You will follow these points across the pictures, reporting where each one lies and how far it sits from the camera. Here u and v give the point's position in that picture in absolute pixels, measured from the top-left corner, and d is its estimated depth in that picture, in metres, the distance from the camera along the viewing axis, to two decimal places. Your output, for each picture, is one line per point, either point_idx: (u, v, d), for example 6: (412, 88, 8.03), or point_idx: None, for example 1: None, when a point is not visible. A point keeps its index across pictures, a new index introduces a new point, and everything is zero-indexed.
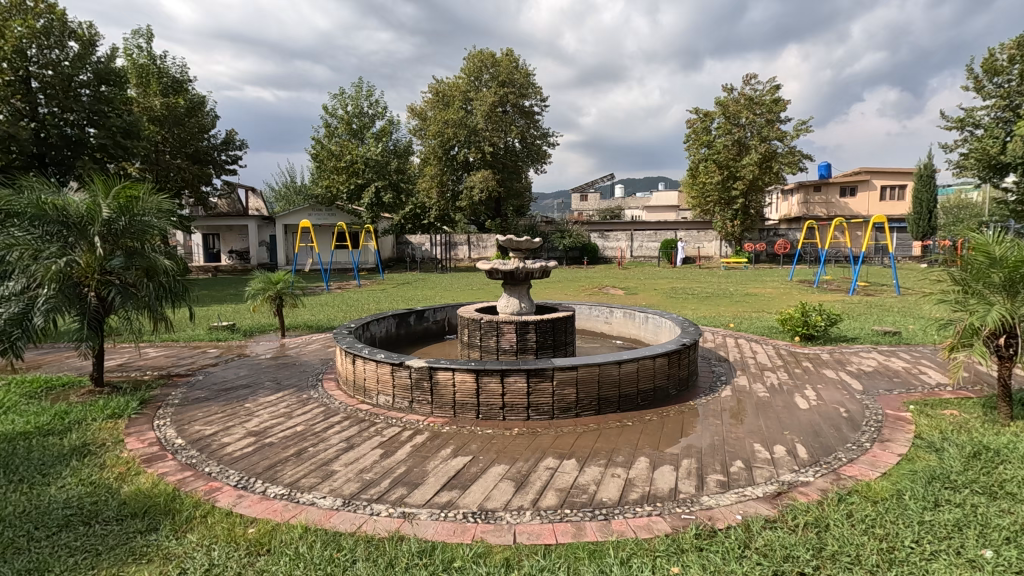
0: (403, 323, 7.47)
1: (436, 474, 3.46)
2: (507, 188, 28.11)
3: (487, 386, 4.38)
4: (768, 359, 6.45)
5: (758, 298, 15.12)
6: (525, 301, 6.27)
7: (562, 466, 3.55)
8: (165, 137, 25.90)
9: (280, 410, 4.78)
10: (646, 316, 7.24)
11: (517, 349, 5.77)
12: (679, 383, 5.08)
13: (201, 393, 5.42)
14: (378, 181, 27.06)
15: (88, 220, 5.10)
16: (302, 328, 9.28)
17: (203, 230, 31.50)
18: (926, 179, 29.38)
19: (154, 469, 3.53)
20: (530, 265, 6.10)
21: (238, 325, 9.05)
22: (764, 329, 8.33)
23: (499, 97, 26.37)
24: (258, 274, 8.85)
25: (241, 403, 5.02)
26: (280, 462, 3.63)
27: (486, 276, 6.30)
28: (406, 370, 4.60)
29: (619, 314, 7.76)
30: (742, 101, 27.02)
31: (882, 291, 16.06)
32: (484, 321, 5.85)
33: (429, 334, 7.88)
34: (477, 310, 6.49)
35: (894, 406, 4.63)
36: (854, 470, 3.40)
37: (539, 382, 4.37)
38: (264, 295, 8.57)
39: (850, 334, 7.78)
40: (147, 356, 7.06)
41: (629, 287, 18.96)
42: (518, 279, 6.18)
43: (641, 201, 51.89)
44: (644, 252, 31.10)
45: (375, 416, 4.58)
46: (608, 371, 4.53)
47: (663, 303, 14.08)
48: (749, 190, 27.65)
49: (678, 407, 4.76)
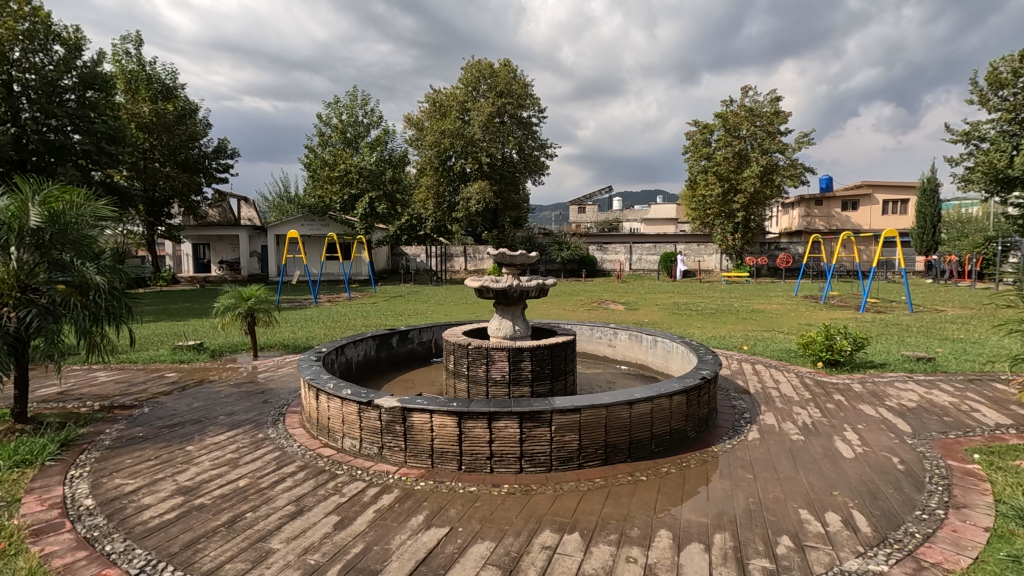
0: (383, 345, 6.73)
1: (400, 556, 2.69)
2: (505, 199, 27.49)
3: (472, 432, 3.65)
4: (794, 390, 5.72)
5: (767, 316, 14.36)
6: (519, 322, 5.55)
7: (563, 544, 2.80)
8: (153, 144, 25.29)
9: (226, 456, 4.01)
10: (654, 339, 6.51)
11: (510, 380, 5.01)
12: (698, 424, 4.34)
13: (140, 431, 4.63)
14: (372, 191, 26.51)
15: (8, 227, 4.37)
16: (278, 347, 8.52)
17: (193, 239, 30.82)
18: (930, 193, 28.88)
19: (39, 547, 2.76)
20: (525, 283, 5.36)
21: (206, 344, 8.30)
22: (782, 353, 7.65)
23: (497, 107, 25.78)
24: (228, 289, 8.10)
25: (181, 446, 4.24)
26: (202, 538, 2.85)
27: (476, 294, 5.56)
28: (374, 410, 3.86)
29: (623, 336, 7.02)
30: (742, 113, 26.60)
31: (893, 309, 15.42)
32: (472, 346, 5.09)
33: (413, 357, 7.09)
34: (464, 332, 5.74)
35: (957, 456, 3.90)
36: (937, 555, 2.66)
37: (534, 428, 3.64)
38: (233, 313, 7.80)
39: (878, 360, 7.08)
40: (94, 383, 6.27)
41: (629, 301, 18.25)
42: (512, 299, 5.44)
43: (640, 214, 51.30)
44: (644, 265, 30.50)
45: (338, 466, 3.82)
46: (617, 415, 3.80)
47: (666, 319, 13.31)
48: (750, 203, 27.04)
49: (699, 454, 4.01)
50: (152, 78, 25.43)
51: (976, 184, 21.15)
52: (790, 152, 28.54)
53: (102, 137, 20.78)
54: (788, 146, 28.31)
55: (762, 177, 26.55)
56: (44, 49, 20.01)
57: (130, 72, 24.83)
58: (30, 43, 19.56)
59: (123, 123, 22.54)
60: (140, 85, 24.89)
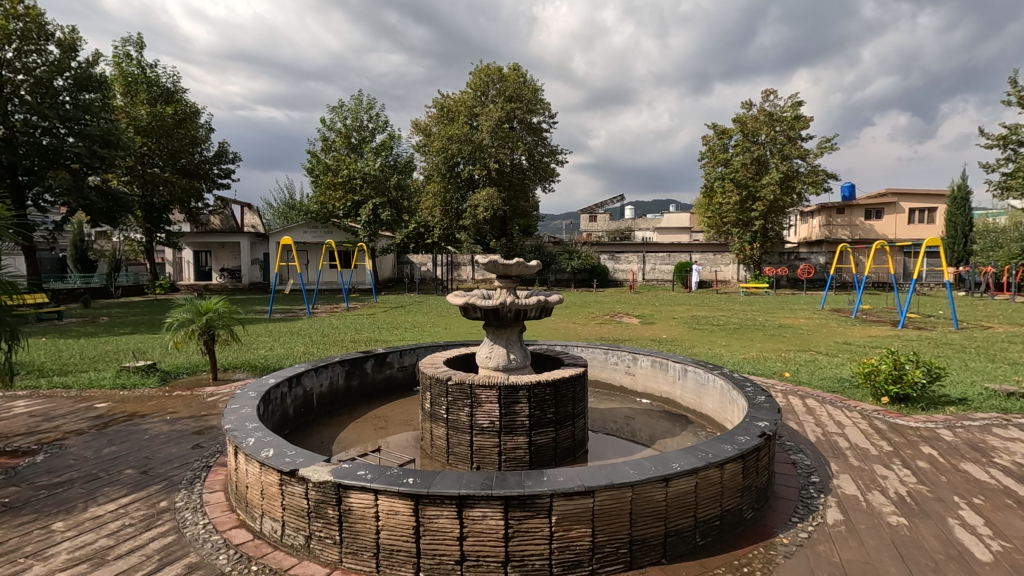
0: (355, 372, 5.60)
1: None
2: (513, 207, 26.42)
3: (436, 523, 2.49)
4: (867, 438, 4.48)
5: (797, 332, 13.08)
6: (515, 350, 4.42)
7: None
8: (152, 148, 24.37)
9: (99, 544, 2.87)
10: (683, 369, 5.30)
11: (501, 429, 3.84)
12: (756, 498, 3.13)
13: (10, 494, 3.50)
14: (376, 198, 25.27)
15: None
16: (243, 369, 7.41)
17: (194, 246, 30.04)
18: (960, 201, 27.67)
19: None
20: (521, 300, 4.20)
21: (160, 365, 7.23)
22: (833, 382, 6.43)
23: (506, 112, 24.79)
24: (183, 302, 7.00)
25: (51, 523, 3.12)
26: None
27: (462, 313, 4.40)
28: (300, 485, 2.72)
29: (644, 363, 5.78)
30: (761, 118, 25.42)
31: (937, 325, 14.10)
32: (452, 383, 3.93)
33: (393, 384, 5.95)
34: (447, 360, 4.60)
35: None
36: None
37: (525, 520, 2.47)
38: (187, 330, 6.70)
39: (956, 394, 5.84)
40: (3, 417, 5.20)
41: (644, 314, 16.98)
42: (505, 320, 4.28)
43: (653, 223, 49.86)
44: (657, 274, 29.31)
45: (245, 566, 2.68)
46: (648, 496, 2.62)
47: (686, 336, 12.04)
48: (769, 212, 25.75)
49: (764, 549, 2.81)
50: (152, 82, 24.59)
51: (1014, 191, 19.68)
52: (812, 158, 27.25)
53: (95, 141, 19.93)
54: (810, 151, 27.01)
55: (783, 184, 25.27)
56: (37, 49, 19.34)
57: (130, 75, 23.96)
58: (21, 44, 18.88)
59: (118, 127, 21.67)
60: (139, 88, 23.97)
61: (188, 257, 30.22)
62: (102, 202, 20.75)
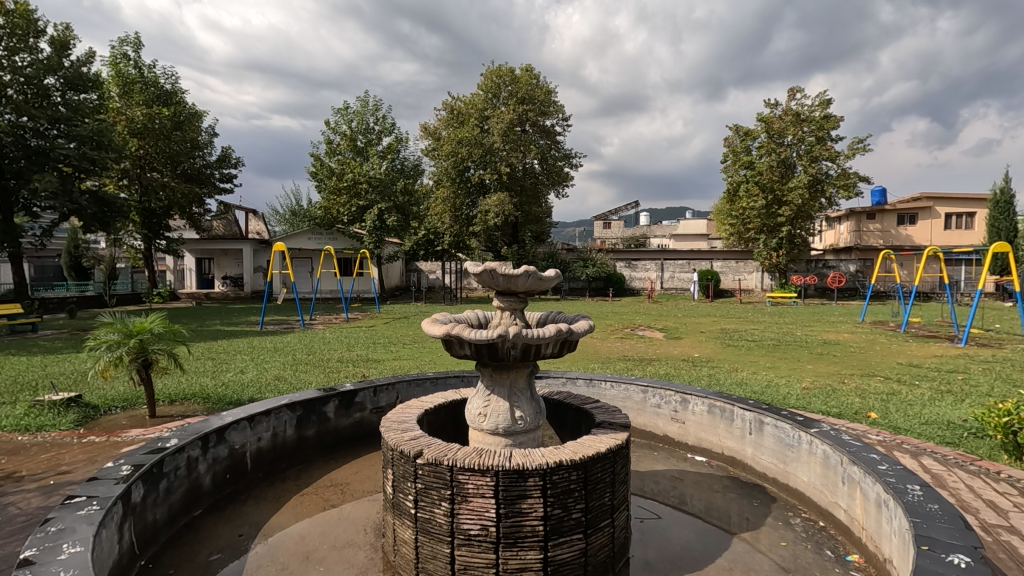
0: (310, 419, 4.19)
1: None
2: (525, 213, 25.10)
3: None
4: None
5: (846, 351, 11.46)
6: (522, 405, 2.99)
7: None
8: (146, 151, 23.14)
9: None
10: (758, 421, 3.77)
11: (500, 538, 2.39)
12: None
13: None
14: (381, 203, 23.89)
15: None
16: (189, 401, 6.04)
17: (196, 254, 29.02)
18: (1003, 206, 25.83)
19: None
20: (531, 332, 2.75)
21: (88, 398, 5.87)
22: (944, 429, 4.87)
23: (518, 114, 23.56)
24: (112, 319, 5.62)
25: None
26: None
27: (446, 348, 2.96)
28: None
29: (696, 408, 4.28)
30: (788, 118, 23.84)
31: (1004, 342, 12.45)
32: (421, 462, 2.51)
33: (364, 431, 4.53)
34: (422, 416, 3.19)
35: None
36: None
37: None
38: (110, 356, 5.30)
39: None
40: None
41: (668, 328, 15.41)
42: (508, 361, 2.84)
43: (669, 230, 48.25)
44: (676, 283, 27.78)
45: None
46: None
47: (722, 355, 10.47)
48: (797, 218, 24.00)
49: None
50: (150, 83, 23.60)
51: None
52: (842, 160, 25.59)
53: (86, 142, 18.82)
54: (840, 153, 25.38)
55: (811, 188, 23.69)
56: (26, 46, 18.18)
57: (126, 77, 22.91)
58: (10, 42, 17.86)
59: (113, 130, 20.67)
60: (137, 89, 22.96)
61: (190, 265, 29.23)
62: (95, 207, 19.65)
